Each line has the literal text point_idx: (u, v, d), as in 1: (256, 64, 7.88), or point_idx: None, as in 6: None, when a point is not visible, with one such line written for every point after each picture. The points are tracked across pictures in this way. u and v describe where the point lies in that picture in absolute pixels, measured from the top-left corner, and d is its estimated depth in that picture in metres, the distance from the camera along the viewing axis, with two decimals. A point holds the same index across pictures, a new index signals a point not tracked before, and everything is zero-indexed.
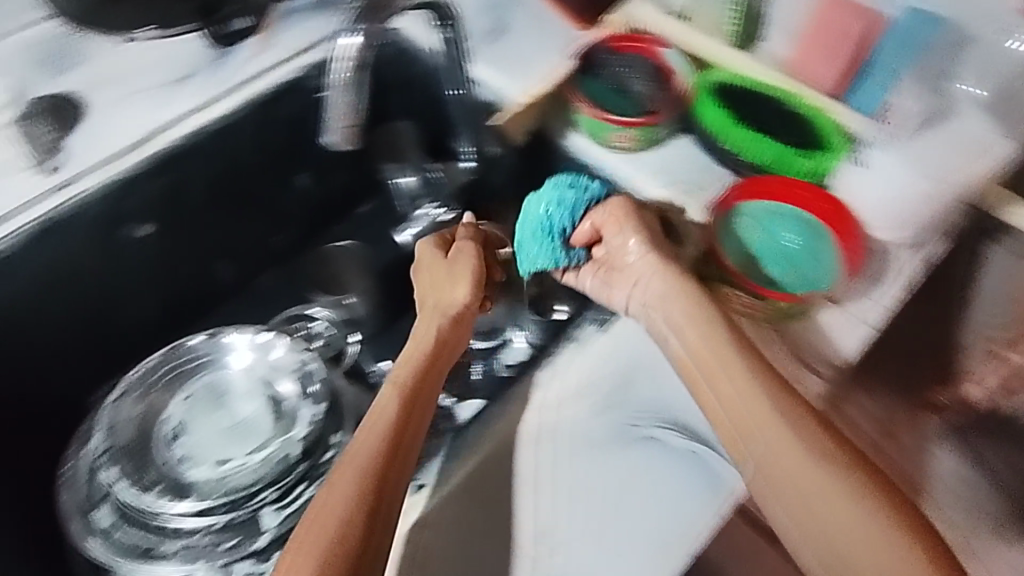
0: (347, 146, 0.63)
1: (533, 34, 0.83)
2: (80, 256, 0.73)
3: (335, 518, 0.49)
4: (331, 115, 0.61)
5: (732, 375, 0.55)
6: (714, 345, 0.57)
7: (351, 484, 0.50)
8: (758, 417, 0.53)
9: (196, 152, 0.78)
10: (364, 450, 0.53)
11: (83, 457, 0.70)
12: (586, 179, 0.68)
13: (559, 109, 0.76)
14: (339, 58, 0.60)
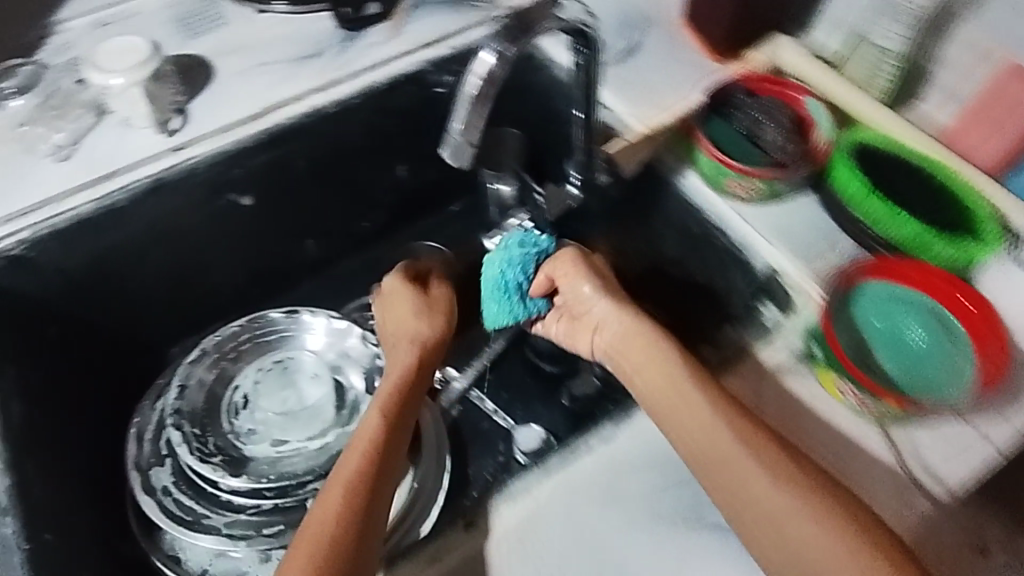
0: (462, 168, 0.53)
1: (666, 62, 0.78)
2: (183, 216, 0.75)
3: (323, 531, 0.52)
4: (450, 134, 0.52)
5: (683, 412, 0.55)
6: (673, 380, 0.57)
7: (335, 502, 0.53)
8: (722, 451, 0.53)
9: (307, 132, 0.78)
10: (347, 467, 0.56)
11: (154, 410, 0.71)
12: (530, 236, 0.70)
13: (678, 144, 0.71)
14: (470, 72, 0.51)
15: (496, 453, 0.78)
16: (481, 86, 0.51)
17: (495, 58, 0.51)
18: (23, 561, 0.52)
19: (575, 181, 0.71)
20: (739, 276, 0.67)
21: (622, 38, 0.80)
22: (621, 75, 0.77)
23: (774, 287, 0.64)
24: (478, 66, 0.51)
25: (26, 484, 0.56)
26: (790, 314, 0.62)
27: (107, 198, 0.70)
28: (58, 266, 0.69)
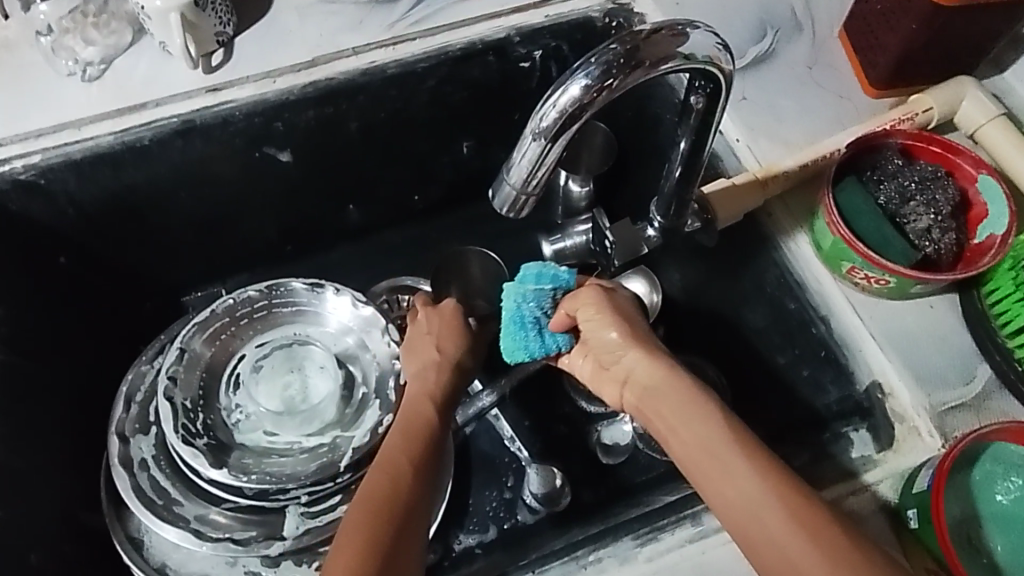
0: (507, 215, 0.45)
1: (806, 88, 0.63)
2: (211, 165, 0.67)
3: (373, 513, 0.47)
4: (502, 175, 0.43)
5: (723, 480, 0.42)
6: (711, 437, 0.44)
7: (386, 483, 0.49)
8: (782, 542, 0.39)
9: (362, 92, 0.67)
10: (395, 451, 0.52)
11: (151, 370, 0.67)
12: (551, 269, 0.54)
13: (795, 203, 0.59)
14: (548, 104, 0.41)
15: (502, 488, 0.71)
16: (560, 128, 0.41)
17: (582, 94, 0.40)
18: None
19: (657, 224, 0.56)
20: (832, 380, 0.55)
21: (758, 42, 0.65)
22: (745, 96, 0.63)
23: (874, 410, 0.51)
24: (558, 101, 0.41)
25: None
26: (885, 451, 0.50)
27: (131, 133, 0.63)
28: (71, 199, 0.63)
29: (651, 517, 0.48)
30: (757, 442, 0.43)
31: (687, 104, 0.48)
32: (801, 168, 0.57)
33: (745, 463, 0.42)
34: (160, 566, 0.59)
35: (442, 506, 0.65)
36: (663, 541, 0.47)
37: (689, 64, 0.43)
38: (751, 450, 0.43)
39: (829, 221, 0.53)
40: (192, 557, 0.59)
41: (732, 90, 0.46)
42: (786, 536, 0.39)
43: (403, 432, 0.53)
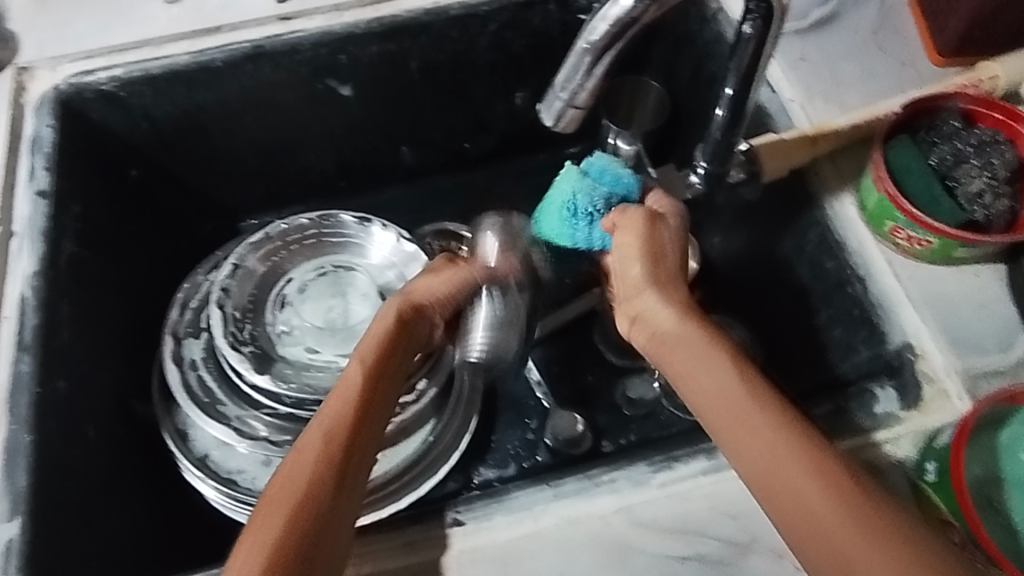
0: (558, 127, 0.48)
1: (869, 52, 0.62)
2: (276, 91, 0.70)
3: (287, 515, 0.42)
4: (553, 88, 0.46)
5: (746, 434, 0.41)
6: (727, 392, 0.43)
7: (306, 466, 0.44)
8: (816, 504, 0.38)
9: (425, 31, 0.69)
10: (321, 429, 0.46)
11: (206, 282, 0.70)
12: (615, 167, 0.62)
13: (842, 163, 0.59)
14: (598, 17, 0.42)
15: (525, 429, 0.72)
16: (609, 41, 0.42)
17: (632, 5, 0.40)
18: (30, 401, 0.52)
19: (702, 171, 0.56)
20: (864, 341, 0.55)
21: (822, 5, 0.64)
22: (804, 56, 0.62)
23: (904, 369, 0.51)
24: (608, 14, 0.41)
25: (53, 326, 0.56)
26: (911, 409, 0.50)
27: (205, 54, 0.66)
28: (146, 112, 0.67)
29: (668, 450, 0.50)
30: (771, 392, 0.43)
31: (741, 33, 0.48)
32: (856, 126, 0.57)
33: (763, 418, 0.41)
34: (202, 458, 0.63)
35: (464, 440, 0.67)
36: (676, 471, 0.49)
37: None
38: (765, 401, 0.42)
39: (877, 178, 0.54)
40: (232, 453, 0.63)
41: (785, 15, 0.46)
42: (820, 497, 0.38)
43: (337, 403, 0.48)
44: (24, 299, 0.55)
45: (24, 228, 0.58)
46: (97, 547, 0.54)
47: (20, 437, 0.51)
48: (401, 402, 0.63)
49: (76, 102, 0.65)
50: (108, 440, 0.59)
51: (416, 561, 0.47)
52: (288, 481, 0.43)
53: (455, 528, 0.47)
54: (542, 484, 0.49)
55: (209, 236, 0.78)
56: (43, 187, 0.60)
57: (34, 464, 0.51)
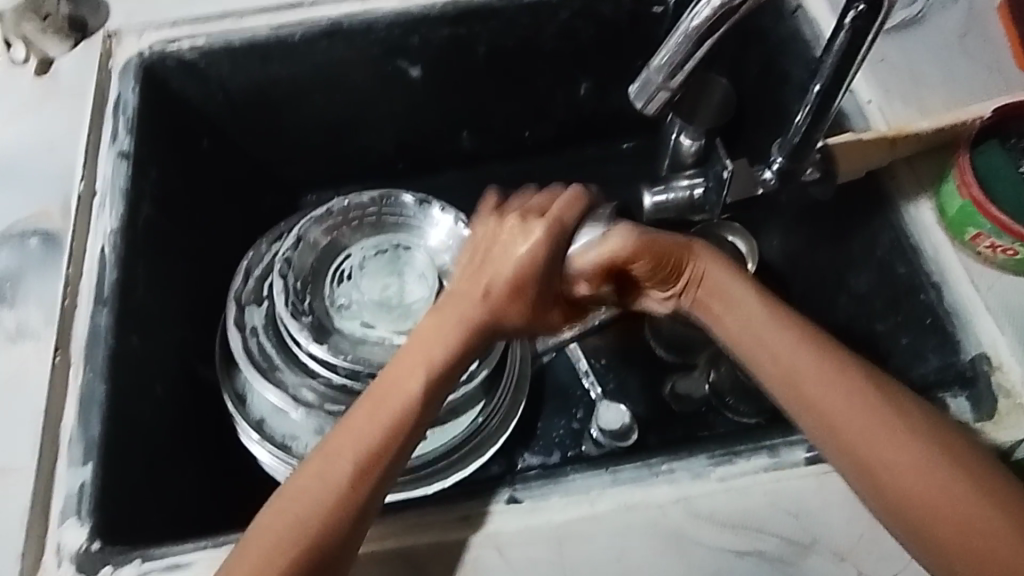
0: (646, 110, 0.51)
1: (953, 55, 0.61)
2: (348, 68, 0.71)
3: (300, 520, 0.44)
4: (649, 71, 0.49)
5: (813, 384, 0.47)
6: (803, 372, 0.47)
7: (328, 477, 0.45)
8: (895, 469, 0.44)
9: (498, 16, 0.70)
10: (359, 434, 0.47)
11: (269, 253, 0.70)
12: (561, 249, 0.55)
13: (923, 169, 0.57)
14: (703, 2, 0.45)
15: (571, 418, 0.71)
16: (709, 24, 0.45)
17: None
18: (106, 353, 0.55)
19: (776, 166, 0.57)
20: (934, 348, 0.54)
21: (909, 5, 0.63)
22: (884, 57, 0.61)
23: (978, 380, 0.50)
24: (714, 0, 0.44)
25: (129, 283, 0.58)
26: (985, 422, 0.49)
27: (284, 29, 0.68)
28: (222, 83, 0.69)
29: (729, 445, 0.50)
30: (851, 374, 0.47)
31: (839, 24, 0.49)
32: (937, 129, 0.56)
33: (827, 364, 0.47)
34: (259, 421, 0.64)
35: (513, 420, 0.66)
36: (738, 466, 0.48)
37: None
38: (848, 386, 0.46)
39: (961, 184, 0.54)
40: (287, 419, 0.63)
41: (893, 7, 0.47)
42: (900, 466, 0.44)
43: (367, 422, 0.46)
44: (104, 254, 0.58)
45: (105, 186, 0.61)
46: (159, 498, 0.56)
47: (95, 387, 0.53)
48: (452, 383, 0.60)
49: (158, 69, 0.67)
50: (172, 397, 0.61)
51: (472, 533, 0.47)
52: (308, 485, 0.45)
53: (511, 506, 0.48)
54: (601, 470, 0.49)
55: (271, 208, 0.79)
56: (124, 148, 0.62)
57: (106, 413, 0.53)
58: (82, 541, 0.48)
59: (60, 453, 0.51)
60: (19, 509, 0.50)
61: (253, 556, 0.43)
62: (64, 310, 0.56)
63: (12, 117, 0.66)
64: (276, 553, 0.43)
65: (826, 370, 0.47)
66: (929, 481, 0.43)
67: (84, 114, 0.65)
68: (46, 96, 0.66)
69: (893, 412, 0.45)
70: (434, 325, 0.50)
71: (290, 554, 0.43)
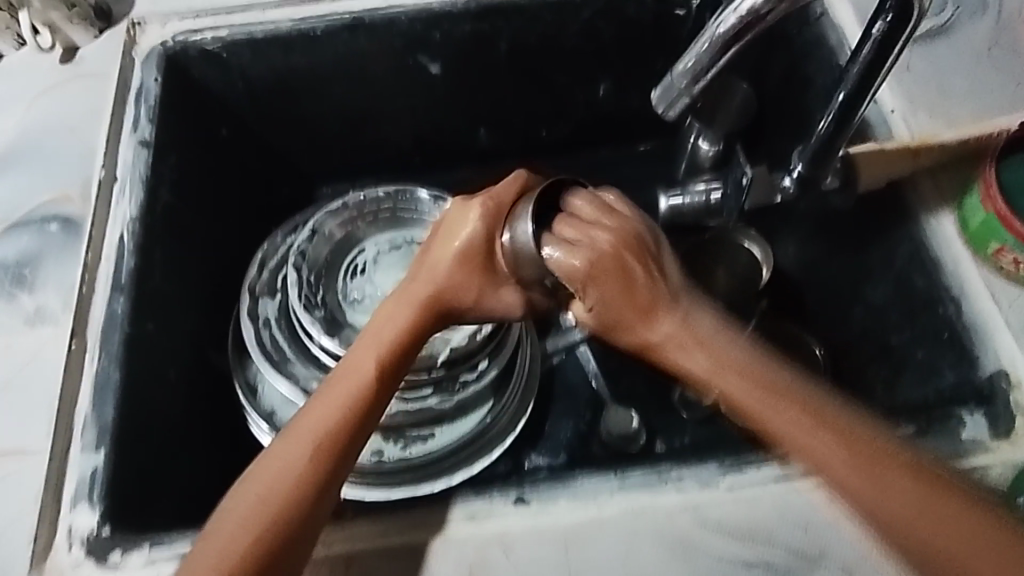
0: (667, 114, 0.51)
1: (981, 67, 0.60)
2: (368, 63, 0.71)
3: (258, 502, 0.45)
4: (672, 76, 0.49)
5: (770, 399, 0.45)
6: (740, 380, 0.46)
7: (286, 459, 0.46)
8: (841, 480, 0.43)
9: (520, 14, 0.69)
10: (315, 419, 0.47)
11: (284, 244, 0.69)
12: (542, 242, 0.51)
13: (948, 180, 0.57)
14: (729, 9, 0.44)
15: (580, 419, 0.70)
16: (736, 30, 0.45)
17: None
18: (121, 339, 0.55)
19: (795, 175, 0.56)
20: (950, 364, 0.53)
21: (938, 14, 0.62)
22: (910, 67, 0.60)
23: (995, 398, 0.49)
24: (739, 8, 0.44)
25: (146, 271, 0.59)
26: (1000, 440, 0.48)
27: (307, 22, 0.68)
28: (243, 74, 0.69)
29: (739, 454, 0.49)
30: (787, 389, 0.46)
31: (868, 33, 0.48)
32: (960, 142, 0.57)
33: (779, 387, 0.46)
34: (269, 414, 0.64)
35: (519, 424, 0.66)
36: (747, 475, 0.48)
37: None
38: (797, 394, 0.45)
39: (984, 197, 0.53)
40: (296, 412, 0.63)
41: (922, 18, 0.46)
42: (861, 464, 0.43)
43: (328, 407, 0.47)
44: (123, 240, 0.59)
45: (125, 174, 0.61)
46: (168, 485, 0.56)
47: (110, 373, 0.54)
48: (463, 379, 0.61)
49: (181, 59, 0.67)
50: (184, 385, 0.61)
51: (478, 534, 0.47)
52: (262, 474, 0.46)
53: (518, 506, 0.48)
54: (608, 475, 0.49)
55: (286, 200, 0.80)
56: (145, 136, 0.63)
57: (121, 399, 0.53)
58: (94, 525, 0.49)
59: (74, 437, 0.52)
60: (33, 490, 0.50)
61: (217, 540, 0.44)
62: (82, 296, 0.57)
63: (36, 102, 0.66)
64: (240, 536, 0.44)
65: (764, 380, 0.46)
66: (877, 486, 0.42)
67: (106, 101, 0.65)
68: (70, 82, 0.67)
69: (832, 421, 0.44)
70: (393, 309, 0.51)
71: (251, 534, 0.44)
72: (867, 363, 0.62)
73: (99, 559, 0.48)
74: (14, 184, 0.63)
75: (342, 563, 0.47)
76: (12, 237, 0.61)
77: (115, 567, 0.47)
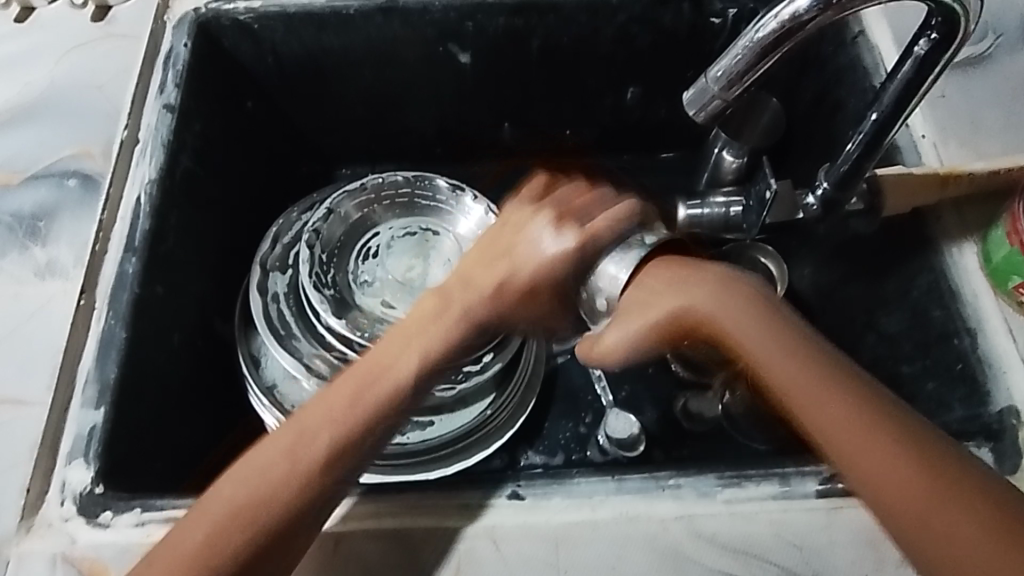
0: (698, 118, 0.50)
1: (1017, 102, 0.60)
2: (399, 47, 0.71)
3: (251, 494, 0.44)
4: (705, 80, 0.48)
5: (816, 404, 0.43)
6: (802, 380, 0.43)
7: (285, 450, 0.45)
8: (878, 472, 0.41)
9: (554, 10, 0.69)
10: (319, 417, 0.46)
11: (299, 220, 0.68)
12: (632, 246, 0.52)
13: (970, 214, 0.56)
14: (771, 15, 0.44)
15: (579, 422, 0.69)
16: (775, 38, 0.44)
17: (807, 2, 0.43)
18: (130, 299, 0.55)
19: (820, 193, 0.56)
20: (961, 398, 0.53)
21: (977, 43, 0.62)
22: (944, 94, 0.60)
23: (1004, 434, 0.49)
24: (781, 14, 0.44)
25: (159, 233, 0.59)
26: (1006, 478, 0.47)
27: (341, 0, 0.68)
28: (274, 48, 0.69)
29: (740, 468, 0.49)
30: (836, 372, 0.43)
31: (908, 52, 0.48)
32: (993, 172, 0.56)
33: (833, 383, 0.43)
34: (269, 387, 0.63)
35: (518, 420, 0.65)
36: (746, 490, 0.48)
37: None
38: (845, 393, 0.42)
39: (1010, 232, 0.52)
40: (297, 387, 0.63)
41: (966, 40, 0.46)
42: (892, 469, 0.41)
43: (345, 390, 0.47)
44: (140, 201, 0.59)
45: (147, 135, 0.61)
46: (163, 448, 0.56)
47: (115, 331, 0.54)
48: (464, 370, 0.60)
49: (213, 27, 0.67)
50: (189, 352, 0.61)
51: (469, 524, 0.47)
52: (253, 462, 0.45)
53: (512, 501, 0.48)
54: (608, 479, 0.49)
55: (305, 177, 0.79)
56: (170, 101, 0.63)
57: (124, 358, 0.53)
58: (86, 482, 0.49)
59: (74, 393, 0.52)
60: (28, 441, 0.50)
61: (178, 556, 0.42)
62: (95, 254, 0.57)
63: (65, 57, 0.67)
64: (220, 529, 0.43)
65: (821, 371, 0.43)
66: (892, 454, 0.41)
67: (136, 62, 0.66)
68: (101, 40, 0.68)
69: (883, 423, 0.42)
70: (436, 310, 0.52)
71: (237, 526, 0.43)
72: None
73: (89, 516, 0.48)
74: (36, 136, 0.63)
75: (331, 542, 0.46)
76: (30, 189, 0.61)
77: (104, 526, 0.47)
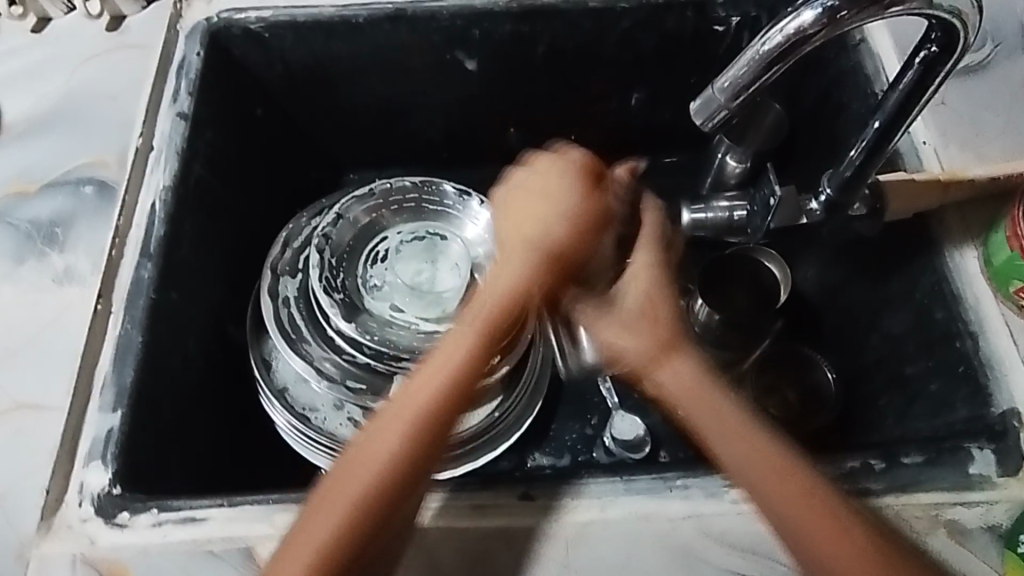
0: (704, 128, 0.50)
1: (1014, 107, 0.61)
2: (406, 54, 0.72)
3: (371, 475, 0.45)
4: (712, 90, 0.48)
5: (741, 456, 0.46)
6: (735, 440, 0.47)
7: (390, 429, 0.46)
8: (799, 515, 0.44)
9: (560, 17, 0.70)
10: (415, 391, 0.47)
11: (308, 225, 0.68)
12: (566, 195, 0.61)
13: (968, 219, 0.57)
14: (776, 28, 0.45)
15: (585, 424, 0.70)
16: (781, 50, 0.45)
17: (810, 17, 0.44)
18: (146, 304, 0.56)
19: (824, 198, 0.56)
20: (964, 399, 0.53)
21: (976, 51, 0.63)
22: (943, 100, 0.61)
23: (1006, 435, 0.50)
24: (786, 27, 0.45)
25: (175, 240, 0.60)
26: (1008, 477, 0.49)
27: (350, 10, 0.69)
28: (282, 56, 0.71)
29: None
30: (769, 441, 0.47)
31: (910, 61, 0.49)
32: (992, 179, 0.56)
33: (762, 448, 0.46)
34: (281, 390, 0.64)
35: (525, 422, 0.67)
36: None
37: (933, 8, 0.44)
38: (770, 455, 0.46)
39: (1011, 235, 0.53)
40: (309, 389, 0.64)
41: (967, 51, 0.47)
42: (810, 517, 0.44)
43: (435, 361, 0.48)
44: (154, 209, 0.60)
45: (162, 143, 0.63)
46: (178, 450, 0.57)
47: (133, 336, 0.55)
48: None
49: (223, 36, 0.68)
50: (203, 357, 0.62)
51: (481, 524, 0.48)
52: (367, 451, 0.46)
53: (523, 501, 0.49)
54: (617, 479, 0.49)
55: (313, 183, 0.80)
56: (184, 109, 0.64)
57: (141, 362, 0.54)
58: (105, 484, 0.50)
59: (92, 396, 0.53)
60: (49, 444, 0.52)
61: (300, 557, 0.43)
62: (111, 259, 0.58)
63: (80, 66, 0.68)
64: (342, 519, 0.44)
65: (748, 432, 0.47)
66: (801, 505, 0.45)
67: (149, 71, 0.67)
68: (115, 50, 0.69)
69: (821, 498, 0.45)
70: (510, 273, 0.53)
71: (362, 511, 0.44)
72: (878, 395, 0.62)
73: (107, 517, 0.49)
74: (52, 144, 0.64)
75: None
76: (47, 196, 0.62)
77: (123, 527, 0.48)
